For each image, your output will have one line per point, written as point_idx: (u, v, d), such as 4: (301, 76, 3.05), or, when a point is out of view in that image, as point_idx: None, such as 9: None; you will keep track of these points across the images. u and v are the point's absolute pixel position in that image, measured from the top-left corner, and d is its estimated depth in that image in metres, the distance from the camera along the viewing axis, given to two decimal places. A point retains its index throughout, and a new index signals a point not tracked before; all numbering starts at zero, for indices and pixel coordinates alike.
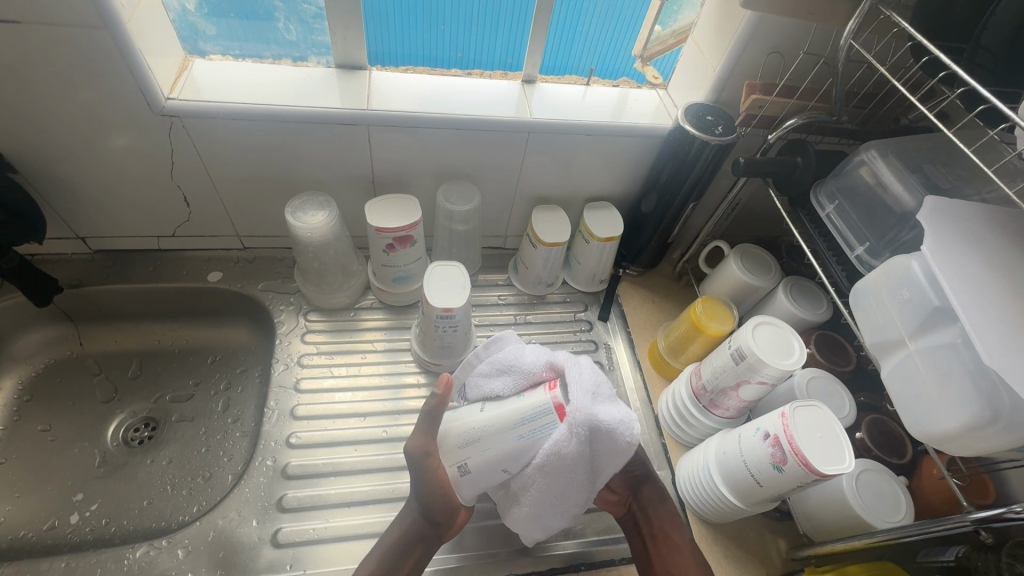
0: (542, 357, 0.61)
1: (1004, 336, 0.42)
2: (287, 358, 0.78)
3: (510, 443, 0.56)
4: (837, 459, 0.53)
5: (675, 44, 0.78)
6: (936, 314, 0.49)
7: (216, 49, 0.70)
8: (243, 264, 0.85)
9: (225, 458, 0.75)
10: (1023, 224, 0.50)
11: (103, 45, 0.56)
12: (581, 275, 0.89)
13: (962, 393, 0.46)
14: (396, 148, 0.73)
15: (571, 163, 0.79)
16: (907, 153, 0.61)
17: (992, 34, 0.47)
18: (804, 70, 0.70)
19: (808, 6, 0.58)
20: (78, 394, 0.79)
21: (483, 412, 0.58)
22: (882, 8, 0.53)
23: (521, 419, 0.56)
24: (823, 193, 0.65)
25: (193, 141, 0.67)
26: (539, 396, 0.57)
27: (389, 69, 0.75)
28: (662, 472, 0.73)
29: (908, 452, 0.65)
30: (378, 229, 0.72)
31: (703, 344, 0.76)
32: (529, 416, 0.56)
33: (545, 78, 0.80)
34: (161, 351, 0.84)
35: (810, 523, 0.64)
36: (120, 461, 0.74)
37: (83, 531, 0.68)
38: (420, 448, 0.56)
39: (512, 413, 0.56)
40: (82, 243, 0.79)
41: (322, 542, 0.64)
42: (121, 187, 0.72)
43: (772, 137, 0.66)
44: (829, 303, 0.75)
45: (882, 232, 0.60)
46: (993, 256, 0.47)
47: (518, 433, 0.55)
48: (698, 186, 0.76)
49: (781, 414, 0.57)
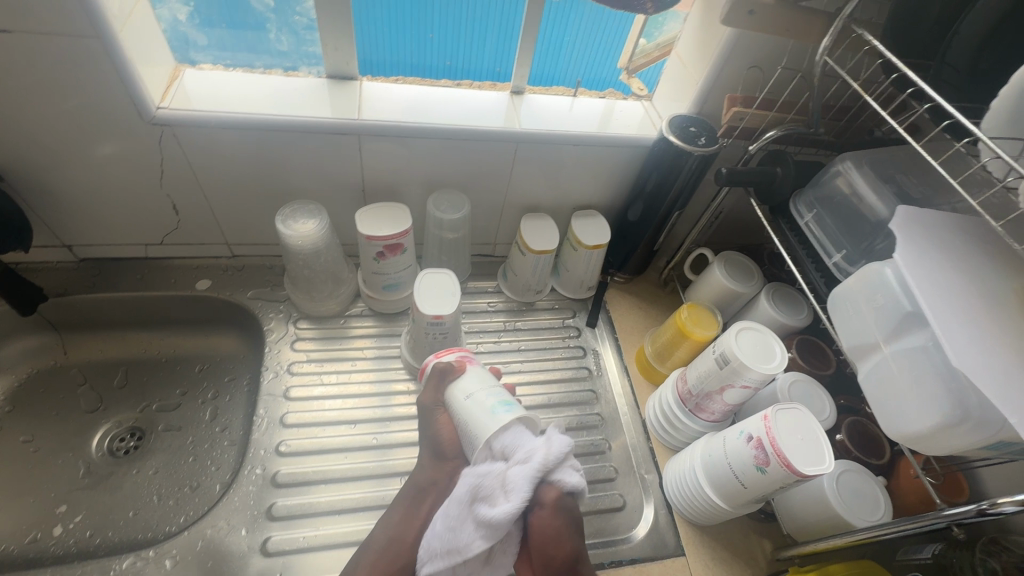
0: (460, 382, 0.62)
1: (973, 340, 0.44)
2: (276, 366, 0.78)
3: (461, 411, 0.60)
4: (817, 460, 0.55)
5: (660, 56, 0.81)
6: (908, 319, 0.51)
7: (207, 58, 0.71)
8: (232, 272, 0.85)
9: (213, 468, 0.75)
10: (988, 233, 0.53)
11: (94, 54, 0.56)
12: (569, 282, 0.90)
13: (933, 394, 0.48)
14: (386, 158, 0.74)
15: (559, 172, 0.81)
16: (880, 164, 0.63)
17: (957, 52, 0.49)
18: (782, 84, 0.72)
19: (785, 23, 0.60)
20: (61, 405, 0.78)
21: (471, 412, 0.59)
22: (854, 26, 0.56)
23: (467, 392, 0.61)
24: (802, 202, 0.68)
25: (183, 149, 0.67)
26: (474, 368, 0.64)
27: (380, 80, 0.76)
28: (649, 475, 0.74)
29: (886, 453, 0.67)
30: (369, 236, 0.72)
31: (689, 350, 0.77)
32: (466, 384, 0.62)
33: (533, 89, 0.81)
34: (148, 361, 0.83)
35: (793, 523, 0.66)
36: (104, 472, 0.73)
37: (66, 544, 0.67)
38: (432, 401, 0.63)
39: (467, 388, 0.61)
40: (67, 251, 0.78)
41: (312, 550, 0.64)
42: (108, 194, 0.71)
43: (753, 148, 0.69)
44: (810, 309, 0.78)
45: (858, 240, 0.62)
46: (961, 263, 0.49)
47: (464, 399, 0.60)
48: (682, 195, 0.78)
49: (763, 416, 0.58)
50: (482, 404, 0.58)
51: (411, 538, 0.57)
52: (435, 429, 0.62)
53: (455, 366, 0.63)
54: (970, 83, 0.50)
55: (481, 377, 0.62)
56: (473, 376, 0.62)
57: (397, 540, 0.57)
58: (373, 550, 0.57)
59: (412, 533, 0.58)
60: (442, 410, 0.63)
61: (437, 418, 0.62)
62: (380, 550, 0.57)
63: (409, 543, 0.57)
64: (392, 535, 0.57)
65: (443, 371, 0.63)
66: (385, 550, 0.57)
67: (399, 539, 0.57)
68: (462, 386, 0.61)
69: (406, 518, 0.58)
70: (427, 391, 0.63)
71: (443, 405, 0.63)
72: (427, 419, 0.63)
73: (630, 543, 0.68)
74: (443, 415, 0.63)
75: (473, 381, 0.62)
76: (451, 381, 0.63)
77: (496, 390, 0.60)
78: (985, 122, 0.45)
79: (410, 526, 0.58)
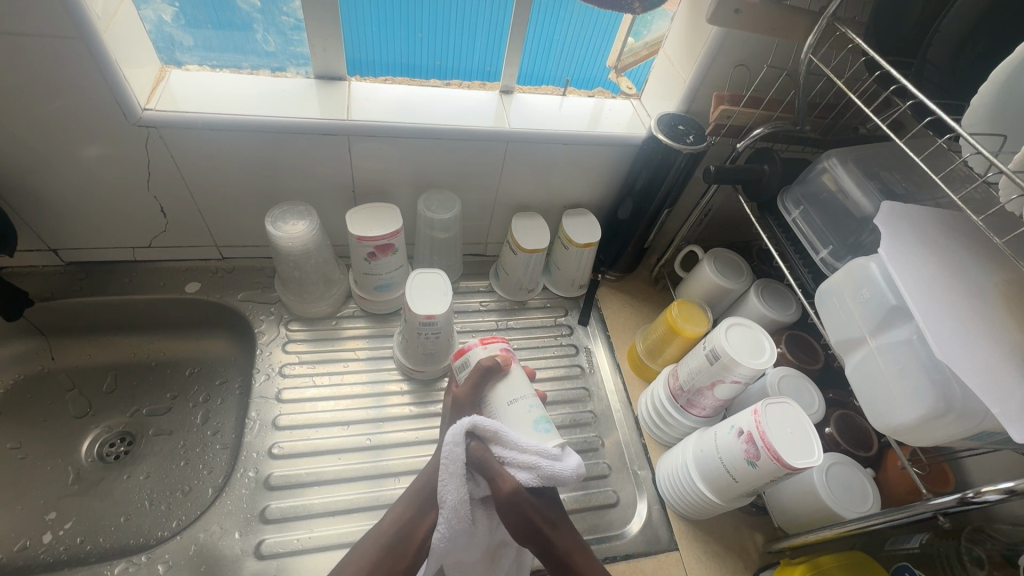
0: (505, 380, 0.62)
1: (955, 332, 0.45)
2: (268, 368, 0.78)
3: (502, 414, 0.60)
4: (806, 453, 0.55)
5: (648, 56, 0.81)
6: (893, 312, 0.52)
7: (193, 59, 0.70)
8: (222, 275, 0.85)
9: (205, 471, 0.75)
10: (970, 227, 0.54)
11: (79, 56, 0.56)
12: (560, 280, 0.91)
13: (918, 387, 0.49)
14: (376, 158, 0.74)
15: (549, 171, 0.81)
16: (866, 160, 0.64)
17: (937, 51, 0.50)
18: (768, 82, 0.73)
19: (770, 22, 0.60)
20: (50, 410, 0.77)
21: (511, 420, 0.60)
22: (838, 24, 0.57)
23: (510, 397, 0.60)
24: (790, 198, 0.69)
25: (171, 151, 0.67)
26: (518, 367, 0.63)
27: (368, 80, 0.76)
28: (642, 471, 0.75)
29: (874, 444, 0.68)
30: (360, 237, 0.72)
31: (680, 346, 0.78)
32: (508, 386, 0.61)
33: (522, 88, 0.81)
34: (137, 365, 0.83)
35: (784, 516, 0.67)
36: (95, 478, 0.73)
37: (56, 550, 0.67)
38: (463, 401, 0.61)
39: (510, 394, 0.61)
40: (53, 255, 0.77)
41: (306, 552, 0.64)
42: (95, 198, 0.71)
43: (741, 146, 0.69)
44: (799, 304, 0.79)
45: (844, 236, 0.63)
46: (944, 257, 0.50)
47: (508, 404, 0.60)
48: (672, 192, 0.78)
49: (754, 411, 0.59)
50: (529, 416, 0.59)
51: (420, 538, 0.55)
52: (463, 427, 0.60)
53: (502, 363, 0.62)
54: (950, 81, 0.50)
55: (523, 382, 0.62)
56: (516, 380, 0.62)
57: (405, 537, 0.55)
58: (377, 544, 0.54)
59: (422, 533, 0.55)
60: (473, 409, 0.62)
61: (462, 416, 0.61)
62: (388, 544, 0.54)
63: (420, 541, 0.55)
64: (402, 532, 0.55)
65: (486, 371, 0.61)
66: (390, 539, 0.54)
67: (410, 538, 0.55)
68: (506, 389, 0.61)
69: (416, 517, 0.56)
70: (465, 387, 0.62)
71: (476, 403, 0.62)
72: (454, 415, 0.61)
73: (624, 539, 0.69)
74: (470, 414, 0.61)
75: (515, 388, 0.61)
76: (491, 378, 0.61)
77: (535, 402, 0.61)
78: (965, 118, 0.46)
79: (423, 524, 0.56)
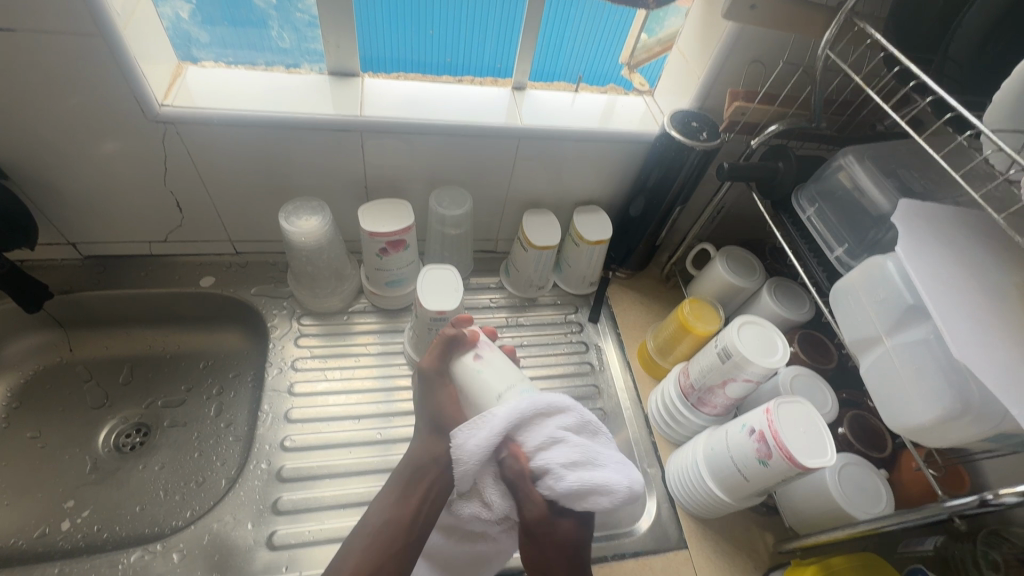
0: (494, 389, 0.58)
1: (974, 331, 0.44)
2: (281, 362, 0.79)
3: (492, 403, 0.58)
4: (819, 453, 0.55)
5: (661, 52, 0.80)
6: (911, 312, 0.51)
7: (209, 56, 0.71)
8: (236, 269, 0.86)
9: (218, 463, 0.76)
10: (991, 225, 0.53)
11: (100, 52, 0.56)
12: (571, 278, 0.90)
13: (935, 387, 0.48)
14: (389, 154, 0.74)
15: (561, 168, 0.81)
16: (883, 158, 0.63)
17: (959, 46, 0.49)
18: (784, 78, 0.72)
19: (786, 18, 0.60)
20: (69, 400, 0.78)
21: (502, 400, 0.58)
22: (857, 19, 0.55)
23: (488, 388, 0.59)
24: (804, 196, 0.68)
25: (186, 146, 0.68)
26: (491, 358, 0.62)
27: (381, 76, 0.76)
28: (652, 469, 0.75)
29: (888, 446, 0.67)
30: (372, 233, 0.73)
31: (691, 345, 0.78)
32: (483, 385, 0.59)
33: (534, 85, 0.81)
34: (152, 357, 0.84)
35: (795, 516, 0.66)
36: (111, 467, 0.74)
37: (74, 538, 0.68)
38: (431, 372, 0.62)
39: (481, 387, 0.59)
40: (72, 248, 0.79)
41: (317, 543, 0.64)
42: (113, 192, 0.72)
43: (755, 143, 0.69)
44: (812, 303, 0.78)
45: (861, 234, 0.63)
46: (963, 255, 0.49)
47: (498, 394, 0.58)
48: (684, 189, 0.78)
49: (766, 409, 0.58)
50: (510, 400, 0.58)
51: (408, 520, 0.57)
52: (439, 400, 0.61)
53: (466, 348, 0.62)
54: (973, 77, 0.50)
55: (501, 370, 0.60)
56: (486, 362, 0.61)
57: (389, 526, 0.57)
58: (366, 533, 0.56)
59: (407, 514, 0.57)
60: (443, 380, 0.62)
61: (438, 390, 0.62)
62: (375, 531, 0.56)
63: (406, 531, 0.57)
64: (385, 520, 0.57)
65: (452, 340, 0.62)
66: (378, 534, 0.56)
67: (398, 521, 0.56)
68: (473, 361, 0.61)
69: (402, 499, 0.58)
70: (430, 356, 0.63)
71: (444, 377, 0.62)
72: (430, 388, 0.62)
73: (633, 536, 0.69)
74: (445, 388, 0.62)
75: (501, 377, 0.59)
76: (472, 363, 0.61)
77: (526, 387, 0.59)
78: (988, 115, 0.45)
79: (409, 504, 0.57)
